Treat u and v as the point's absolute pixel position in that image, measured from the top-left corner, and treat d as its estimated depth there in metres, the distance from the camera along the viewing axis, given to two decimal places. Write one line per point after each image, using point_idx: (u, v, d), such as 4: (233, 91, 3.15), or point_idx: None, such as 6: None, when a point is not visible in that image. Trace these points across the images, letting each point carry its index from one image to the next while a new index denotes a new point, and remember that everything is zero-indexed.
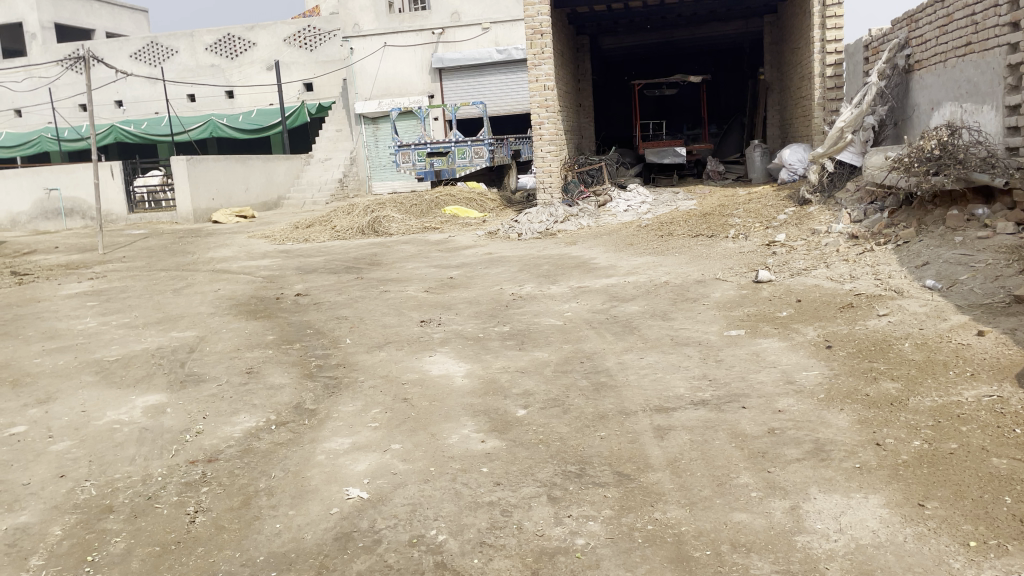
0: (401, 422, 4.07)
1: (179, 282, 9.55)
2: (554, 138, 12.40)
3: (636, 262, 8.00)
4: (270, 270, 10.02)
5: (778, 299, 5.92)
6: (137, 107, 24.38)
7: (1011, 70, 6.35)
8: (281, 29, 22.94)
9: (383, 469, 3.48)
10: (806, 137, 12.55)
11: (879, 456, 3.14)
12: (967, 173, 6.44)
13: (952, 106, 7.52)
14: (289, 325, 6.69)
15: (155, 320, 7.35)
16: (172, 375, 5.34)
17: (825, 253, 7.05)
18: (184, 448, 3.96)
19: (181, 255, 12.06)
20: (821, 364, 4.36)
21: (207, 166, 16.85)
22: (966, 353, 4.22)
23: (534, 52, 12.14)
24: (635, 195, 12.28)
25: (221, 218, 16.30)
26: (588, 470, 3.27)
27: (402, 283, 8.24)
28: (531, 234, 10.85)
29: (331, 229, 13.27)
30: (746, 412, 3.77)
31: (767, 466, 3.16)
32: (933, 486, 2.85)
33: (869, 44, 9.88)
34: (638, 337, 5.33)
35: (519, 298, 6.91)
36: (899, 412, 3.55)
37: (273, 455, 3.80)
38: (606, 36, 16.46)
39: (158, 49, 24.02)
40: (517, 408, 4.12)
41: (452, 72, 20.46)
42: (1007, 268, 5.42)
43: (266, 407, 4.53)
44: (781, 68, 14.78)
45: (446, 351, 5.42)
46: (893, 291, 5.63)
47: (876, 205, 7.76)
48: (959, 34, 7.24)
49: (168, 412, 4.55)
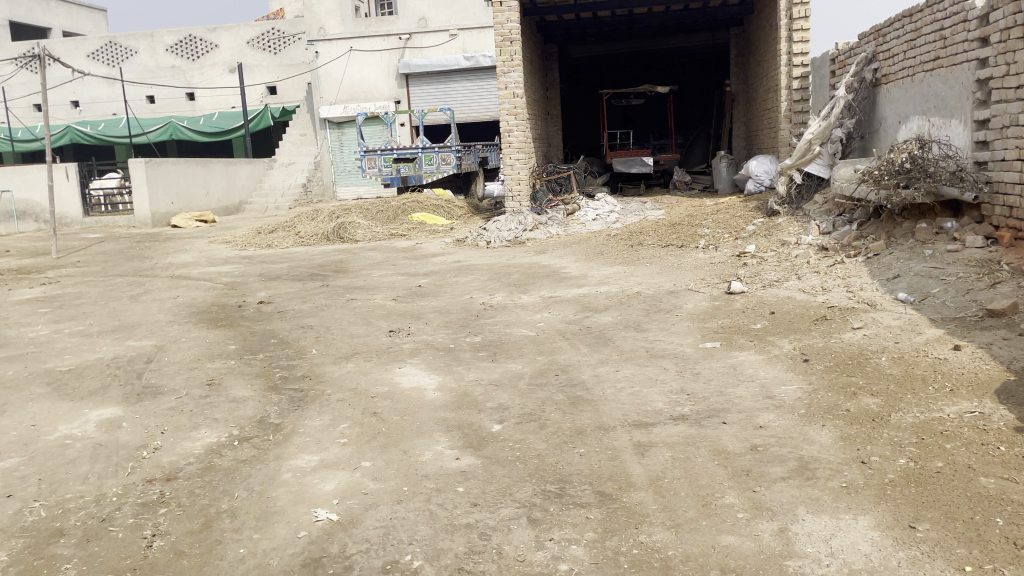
0: (371, 438, 3.92)
1: (137, 288, 9.26)
2: (523, 146, 12.33)
3: (607, 272, 7.92)
4: (232, 276, 9.77)
5: (751, 310, 5.88)
6: (94, 108, 23.80)
7: (980, 85, 6.40)
8: (244, 31, 22.56)
9: (353, 488, 3.32)
10: (772, 148, 12.62)
11: (866, 474, 3.07)
12: (937, 187, 6.48)
13: (920, 119, 7.58)
14: (252, 334, 6.47)
15: (111, 328, 7.08)
16: (128, 387, 5.10)
17: (796, 264, 7.04)
18: (141, 466, 3.76)
19: (139, 261, 11.72)
20: (800, 378, 4.29)
21: (166, 169, 16.44)
22: (943, 367, 4.19)
23: (503, 59, 12.03)
24: (604, 204, 12.26)
25: (180, 222, 15.92)
26: (569, 489, 3.15)
27: (369, 291, 8.07)
28: (500, 242, 10.72)
29: (295, 235, 13.00)
30: (727, 427, 3.68)
31: (753, 485, 3.07)
32: (923, 507, 2.79)
33: (835, 57, 9.97)
34: (613, 348, 5.24)
35: (490, 307, 6.78)
36: (882, 429, 3.50)
37: (236, 473, 3.62)
38: (574, 45, 16.45)
39: (117, 49, 23.48)
40: (492, 423, 3.99)
41: (419, 78, 20.27)
42: (978, 282, 5.45)
43: (228, 422, 4.34)
44: (747, 80, 14.89)
45: (416, 362, 5.27)
46: (866, 303, 5.62)
47: (844, 217, 7.78)
48: (927, 48, 7.31)
49: (124, 427, 4.33)
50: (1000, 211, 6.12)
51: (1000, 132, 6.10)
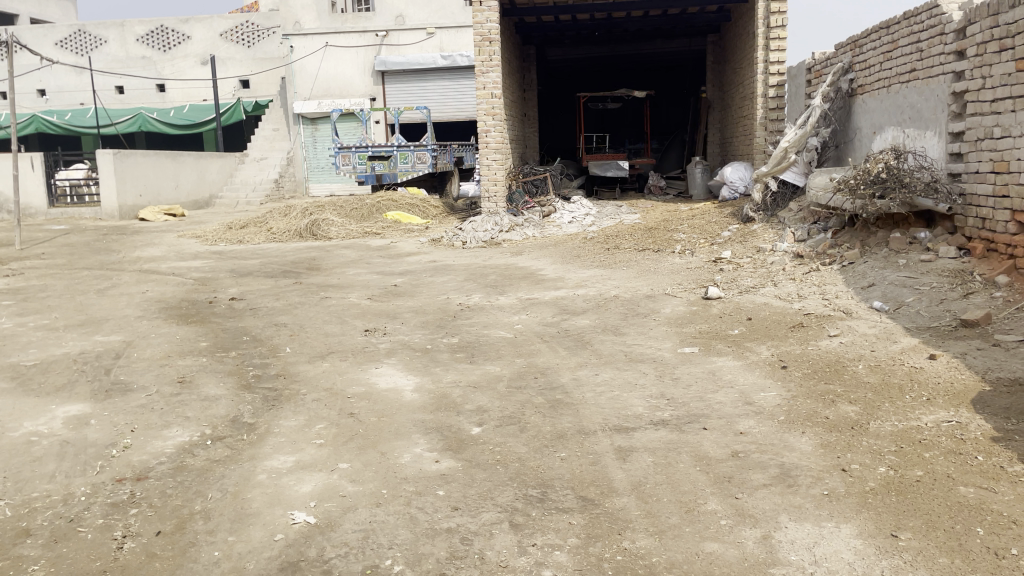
0: (348, 439, 3.85)
1: (103, 282, 9.05)
2: (500, 147, 12.29)
3: (584, 275, 7.91)
4: (203, 271, 9.62)
5: (728, 316, 5.90)
6: (61, 97, 23.33)
7: (955, 98, 6.49)
8: (217, 23, 22.21)
9: (330, 491, 3.26)
10: (747, 155, 12.72)
11: (847, 482, 3.08)
12: (912, 198, 6.56)
13: (895, 130, 7.67)
14: (224, 331, 6.35)
15: (77, 323, 6.91)
16: (96, 383, 4.98)
17: (772, 271, 7.09)
18: (110, 465, 3.66)
19: (106, 254, 11.49)
20: (778, 385, 4.31)
21: (134, 161, 16.14)
22: (919, 376, 4.23)
23: (482, 60, 11.98)
24: (579, 207, 12.27)
25: (148, 216, 15.63)
26: (551, 494, 3.12)
27: (343, 290, 7.98)
28: (475, 243, 10.68)
29: (267, 231, 12.85)
30: (708, 433, 3.68)
31: (735, 492, 3.06)
32: (904, 515, 2.80)
33: (812, 67, 10.08)
34: (592, 352, 5.22)
35: (467, 308, 6.73)
36: (861, 437, 3.51)
37: (210, 473, 3.53)
38: (552, 47, 16.45)
39: (86, 38, 23.03)
40: (471, 426, 3.95)
41: (395, 75, 20.17)
42: (951, 293, 5.53)
43: (200, 421, 4.24)
44: (722, 86, 15.02)
45: (393, 362, 5.22)
46: (841, 311, 5.66)
47: (819, 226, 7.86)
48: (903, 60, 7.40)
49: (92, 424, 4.21)
50: (973, 223, 6.21)
51: (974, 145, 6.19)
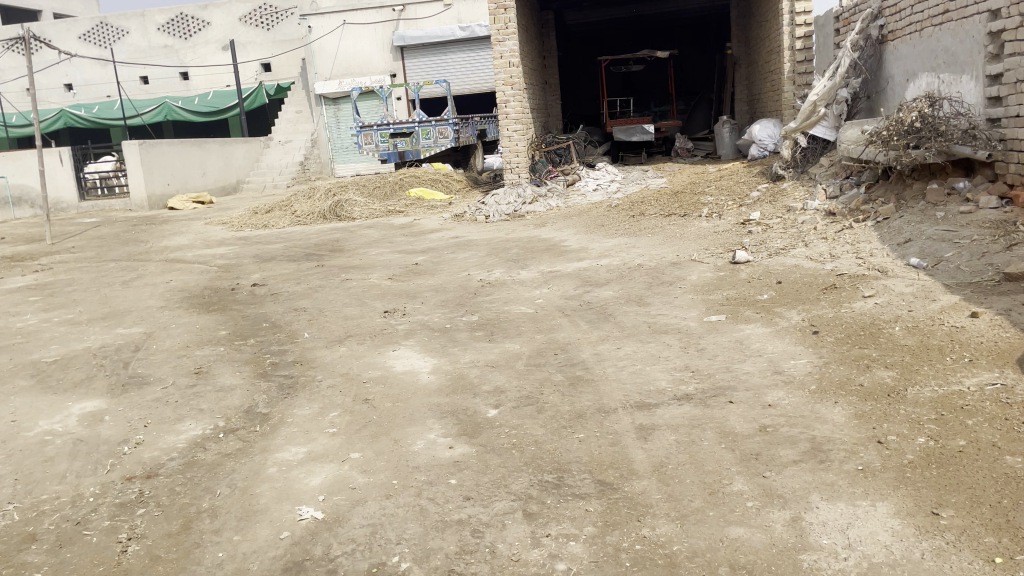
0: (361, 427, 3.74)
1: (128, 274, 9.03)
2: (521, 117, 12.03)
3: (608, 244, 7.71)
4: (226, 258, 9.61)
5: (757, 280, 5.66)
6: (87, 90, 23.51)
7: (992, 38, 6.11)
8: (236, 7, 22.12)
9: (340, 483, 3.15)
10: (775, 111, 12.31)
11: (883, 456, 2.88)
12: (948, 146, 6.23)
13: (929, 76, 7.30)
14: (244, 318, 6.29)
15: (101, 316, 6.89)
16: (114, 378, 4.93)
17: (802, 231, 6.81)
18: (121, 463, 3.59)
19: (133, 244, 11.54)
20: (810, 352, 4.10)
21: (160, 151, 16.17)
22: (961, 336, 3.99)
23: (497, 28, 11.72)
24: (604, 173, 12.03)
25: (177, 204, 15.71)
26: (568, 479, 2.97)
27: (364, 271, 7.87)
28: (498, 216, 10.50)
29: (291, 214, 12.79)
30: (734, 407, 3.49)
31: (762, 470, 2.89)
32: (945, 490, 2.61)
33: (839, 15, 9.66)
34: (615, 324, 5.05)
35: (488, 284, 6.58)
36: (898, 405, 3.30)
37: (220, 468, 3.44)
38: (570, 12, 16.07)
39: (109, 30, 23.13)
40: (487, 408, 3.81)
41: (414, 50, 19.91)
42: (993, 245, 5.23)
43: (214, 412, 4.17)
44: (748, 41, 14.51)
45: (411, 344, 5.09)
46: (877, 270, 5.39)
47: (852, 180, 7.54)
48: (935, 1, 7.01)
49: (106, 421, 4.16)
50: (1015, 169, 5.88)
51: (1014, 87, 5.83)
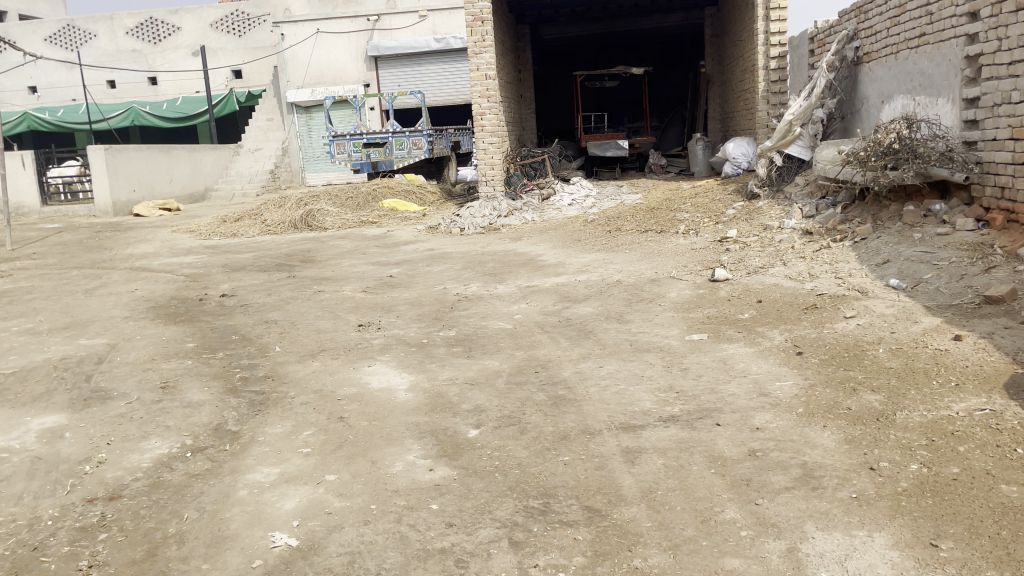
0: (336, 447, 3.60)
1: (92, 282, 8.79)
2: (497, 129, 11.96)
3: (585, 259, 7.64)
4: (194, 267, 9.38)
5: (738, 299, 5.62)
6: (53, 93, 23.01)
7: (969, 62, 6.17)
8: (207, 13, 21.84)
9: (315, 507, 3.01)
10: (749, 130, 12.39)
11: (877, 483, 2.82)
12: (926, 168, 6.26)
13: (904, 98, 7.36)
14: (212, 331, 6.10)
15: (62, 325, 6.66)
16: (75, 392, 4.73)
17: (780, 249, 6.80)
18: (82, 483, 3.41)
19: (97, 252, 11.24)
20: (795, 373, 4.04)
21: (127, 156, 15.82)
22: (946, 360, 3.96)
23: (474, 40, 11.64)
24: (579, 188, 11.98)
25: (142, 211, 15.38)
26: (554, 505, 2.86)
27: (337, 282, 7.71)
28: (473, 229, 10.39)
29: (261, 223, 12.57)
30: (722, 430, 3.41)
31: (754, 497, 2.81)
32: (943, 521, 2.55)
33: (814, 36, 9.74)
34: (596, 342, 4.96)
35: (464, 299, 6.47)
36: (888, 430, 3.25)
37: (187, 490, 3.28)
38: (546, 26, 16.07)
39: (75, 32, 22.67)
40: (468, 428, 3.69)
41: (388, 60, 19.81)
42: (972, 267, 5.25)
43: (181, 430, 4.00)
44: (722, 60, 14.63)
45: (387, 360, 4.96)
46: (857, 290, 5.37)
47: (828, 200, 7.57)
48: (912, 24, 7.08)
49: (66, 437, 3.97)
50: (991, 192, 5.92)
51: (991, 111, 5.89)
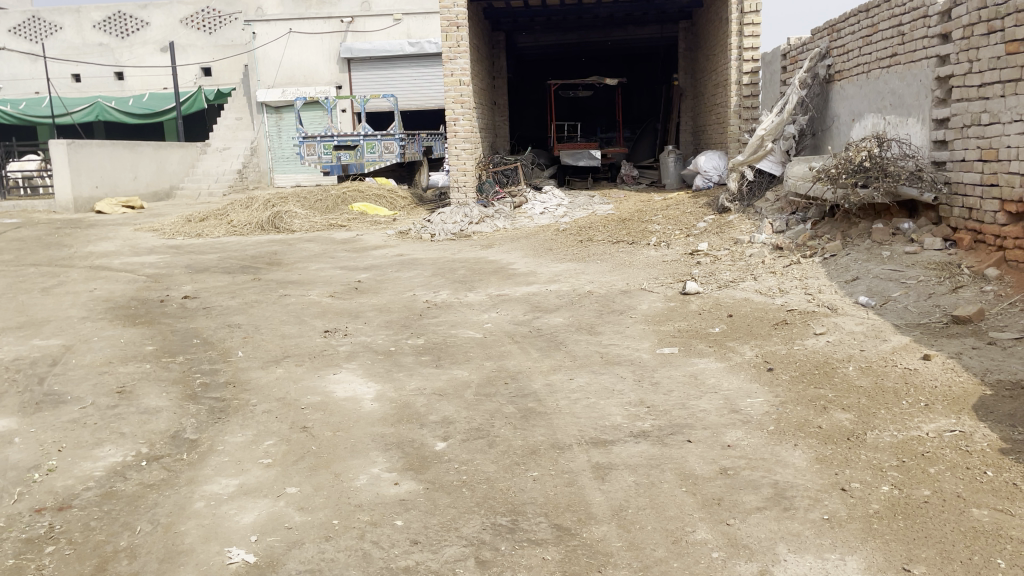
0: (299, 458, 3.49)
1: (50, 280, 8.55)
2: (470, 135, 11.88)
3: (557, 269, 7.59)
4: (157, 267, 9.15)
5: (709, 313, 5.60)
6: (15, 85, 22.48)
7: (939, 84, 6.24)
8: (177, 9, 21.52)
9: (274, 522, 2.90)
10: (720, 144, 12.47)
11: (849, 505, 2.79)
12: (896, 186, 6.30)
13: (875, 117, 7.44)
14: (173, 334, 5.94)
15: (15, 325, 6.44)
16: (26, 395, 4.55)
17: (751, 264, 6.82)
18: (30, 492, 3.26)
19: (56, 249, 10.94)
20: (765, 391, 4.01)
21: (89, 151, 15.47)
22: (915, 379, 3.97)
23: (449, 45, 11.57)
24: (551, 197, 11.94)
25: (104, 208, 15.03)
26: (522, 523, 2.79)
27: (304, 287, 7.57)
28: (444, 235, 10.29)
29: (227, 223, 12.34)
30: (693, 447, 3.37)
31: (726, 518, 2.76)
32: (915, 544, 2.53)
33: (787, 53, 9.82)
34: (566, 354, 4.90)
35: (434, 306, 6.38)
36: (858, 449, 3.23)
37: (141, 501, 3.15)
38: (521, 34, 16.07)
39: (41, 25, 22.30)
40: (435, 441, 3.61)
41: (361, 62, 19.64)
42: (939, 286, 5.30)
43: (136, 438, 3.85)
44: (694, 74, 14.75)
45: (353, 367, 4.85)
46: (826, 307, 5.38)
47: (798, 216, 7.61)
48: (884, 44, 7.15)
49: (15, 443, 3.81)
50: (958, 213, 5.99)
51: (960, 132, 5.95)
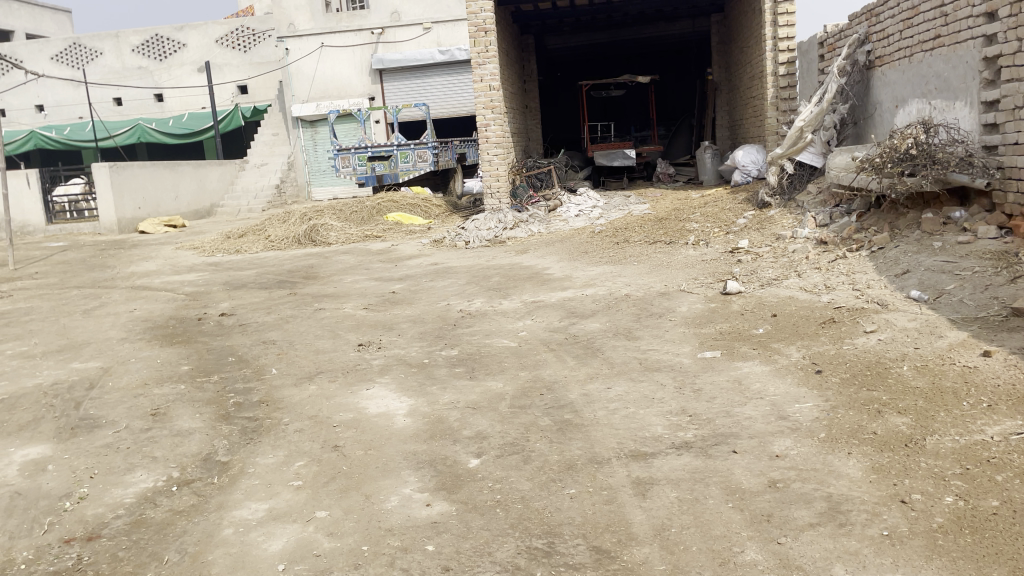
0: (329, 480, 3.40)
1: (91, 302, 8.64)
2: (502, 140, 11.78)
3: (592, 272, 7.44)
4: (195, 285, 9.21)
5: (751, 313, 5.39)
6: (59, 111, 23.07)
7: (988, 64, 5.95)
8: (213, 29, 21.82)
9: (302, 549, 2.80)
10: (757, 137, 12.18)
11: (910, 518, 2.60)
12: (945, 174, 6.03)
13: (919, 102, 7.15)
14: (209, 352, 5.91)
15: (56, 348, 6.49)
16: (61, 421, 4.53)
17: (794, 260, 6.58)
18: (61, 522, 3.22)
19: (99, 270, 11.09)
20: (814, 395, 3.81)
21: (131, 173, 15.73)
22: (975, 377, 3.73)
23: (478, 50, 11.48)
24: (587, 199, 11.77)
25: (148, 228, 15.28)
26: (559, 546, 2.65)
27: (339, 299, 7.52)
28: (479, 242, 10.20)
29: (265, 238, 12.41)
30: (739, 458, 3.20)
31: (777, 536, 2.59)
32: (985, 562, 2.33)
33: (824, 41, 9.54)
34: (603, 361, 4.75)
35: (468, 315, 6.27)
36: (918, 457, 3.03)
37: (170, 529, 3.08)
38: (551, 36, 15.93)
39: (81, 50, 22.70)
40: (468, 457, 3.48)
41: (393, 73, 19.71)
42: (996, 277, 5.02)
43: (168, 462, 3.80)
44: (728, 68, 14.49)
45: (386, 382, 4.75)
46: (876, 303, 5.13)
47: (842, 208, 7.34)
48: (926, 26, 6.87)
49: (48, 470, 3.79)
50: (1014, 198, 5.70)
51: (1012, 114, 5.66)
